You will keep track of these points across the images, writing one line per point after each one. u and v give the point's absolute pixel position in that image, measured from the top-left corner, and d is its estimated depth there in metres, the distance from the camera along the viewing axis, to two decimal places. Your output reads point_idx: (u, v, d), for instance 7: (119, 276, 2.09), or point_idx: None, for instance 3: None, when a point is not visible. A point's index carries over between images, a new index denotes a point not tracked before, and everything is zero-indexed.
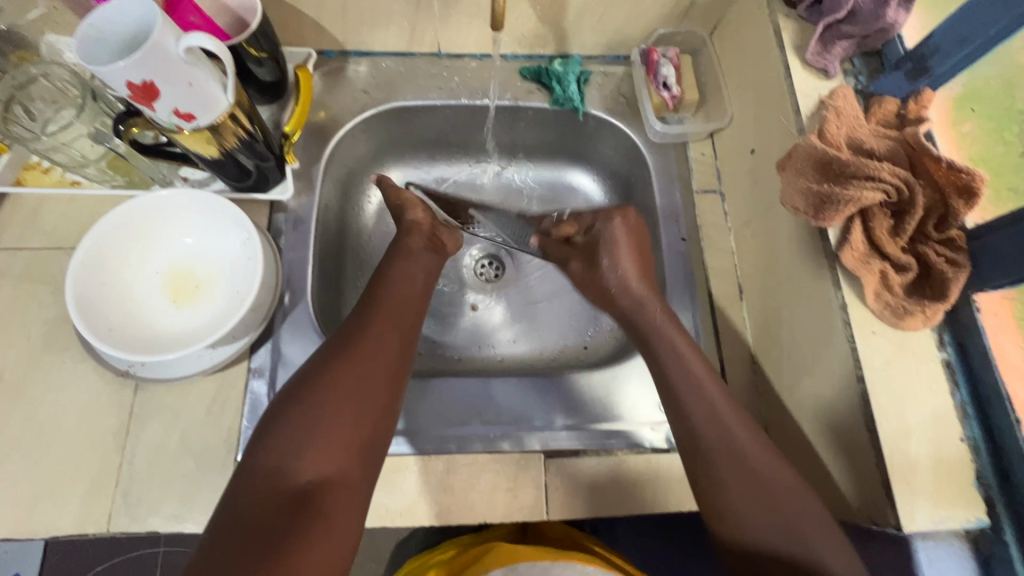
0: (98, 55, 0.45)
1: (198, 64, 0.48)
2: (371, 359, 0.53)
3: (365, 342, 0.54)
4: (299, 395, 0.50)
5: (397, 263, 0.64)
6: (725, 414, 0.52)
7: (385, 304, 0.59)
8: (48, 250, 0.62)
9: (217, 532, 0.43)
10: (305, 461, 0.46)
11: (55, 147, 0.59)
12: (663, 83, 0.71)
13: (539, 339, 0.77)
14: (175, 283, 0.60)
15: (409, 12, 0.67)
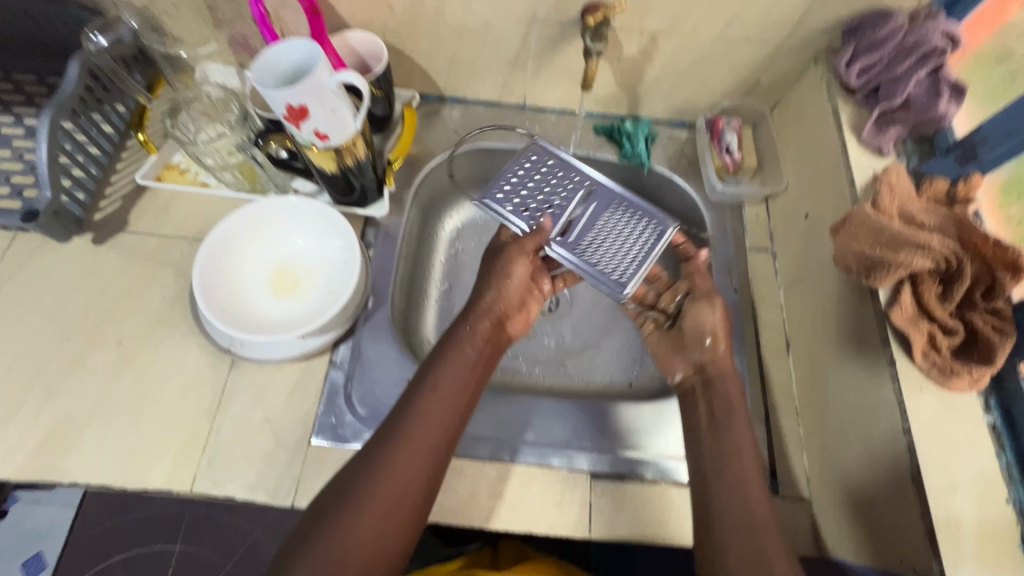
0: (266, 80, 0.56)
1: (342, 96, 0.58)
2: (394, 490, 0.50)
3: (396, 466, 0.51)
4: (319, 525, 0.48)
5: (440, 373, 0.58)
6: (735, 464, 0.56)
7: (416, 421, 0.54)
8: (174, 238, 0.71)
9: None
10: None
11: (207, 152, 0.69)
12: (725, 148, 0.78)
13: (587, 371, 0.82)
14: (279, 278, 0.67)
15: (505, 69, 0.78)
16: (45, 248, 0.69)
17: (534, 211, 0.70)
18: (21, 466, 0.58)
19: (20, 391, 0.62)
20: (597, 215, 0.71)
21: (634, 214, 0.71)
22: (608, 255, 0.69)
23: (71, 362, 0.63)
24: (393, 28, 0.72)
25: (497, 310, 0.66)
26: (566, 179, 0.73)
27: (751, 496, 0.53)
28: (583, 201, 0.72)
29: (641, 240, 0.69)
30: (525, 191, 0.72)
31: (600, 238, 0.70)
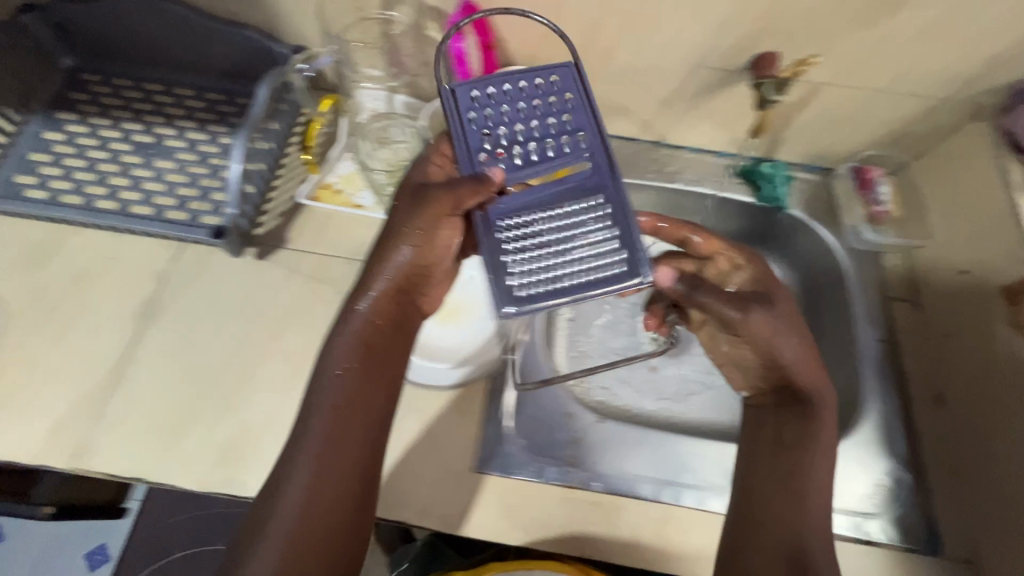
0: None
1: None
2: (340, 484, 0.49)
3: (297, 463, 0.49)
4: (262, 524, 0.47)
5: (330, 347, 0.54)
6: (795, 503, 0.54)
7: (313, 410, 0.51)
8: (332, 258, 0.73)
9: None
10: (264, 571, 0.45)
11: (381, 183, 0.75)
12: (876, 199, 0.79)
13: (711, 408, 0.82)
14: (441, 304, 0.70)
15: (653, 109, 0.79)
16: (214, 262, 0.72)
17: (492, 155, 0.52)
18: (199, 477, 0.60)
19: (194, 403, 0.63)
20: (559, 198, 0.51)
21: (621, 217, 0.51)
22: (528, 256, 0.50)
23: (243, 376, 0.65)
24: (555, 66, 0.74)
25: (408, 270, 0.56)
26: (562, 125, 0.53)
27: (813, 514, 0.54)
28: (613, 182, 0.51)
29: (577, 248, 0.50)
30: (517, 141, 0.52)
31: (537, 230, 0.51)
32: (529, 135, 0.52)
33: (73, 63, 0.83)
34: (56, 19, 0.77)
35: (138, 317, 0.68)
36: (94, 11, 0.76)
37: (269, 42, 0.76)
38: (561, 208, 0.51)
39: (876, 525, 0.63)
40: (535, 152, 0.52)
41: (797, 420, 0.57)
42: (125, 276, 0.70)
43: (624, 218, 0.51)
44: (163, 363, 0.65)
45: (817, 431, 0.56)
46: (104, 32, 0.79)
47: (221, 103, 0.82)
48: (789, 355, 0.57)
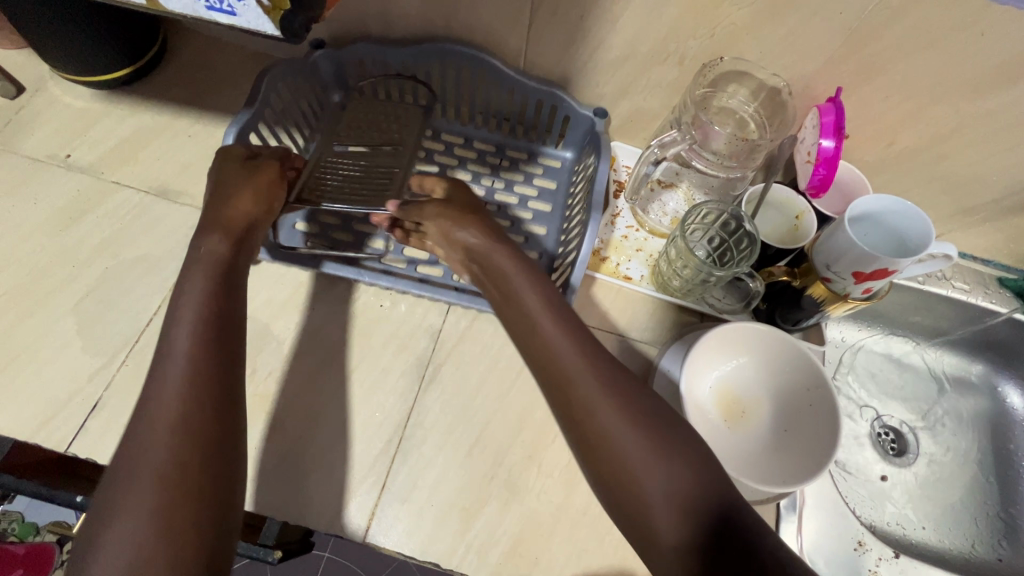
0: (837, 238, 0.55)
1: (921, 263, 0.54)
2: (179, 462, 0.41)
3: (143, 427, 0.42)
4: (119, 484, 0.40)
5: (185, 285, 0.51)
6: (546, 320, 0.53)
7: (166, 360, 0.45)
8: (602, 333, 0.70)
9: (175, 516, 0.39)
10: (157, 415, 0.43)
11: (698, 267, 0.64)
12: None
13: (944, 531, 0.79)
14: (726, 405, 0.65)
15: (942, 215, 0.74)
16: (485, 322, 0.68)
17: (367, 136, 0.76)
18: (493, 569, 0.56)
19: (479, 482, 0.60)
20: (382, 167, 0.73)
21: (372, 166, 0.73)
22: (338, 188, 0.70)
23: (528, 458, 0.61)
24: (866, 161, 0.69)
25: (250, 215, 0.59)
26: (388, 114, 0.77)
27: (597, 411, 0.47)
28: (387, 150, 0.75)
29: (361, 188, 0.71)
30: (382, 128, 0.76)
31: (358, 177, 0.72)
32: (394, 127, 0.77)
33: (339, 98, 0.78)
34: (345, 57, 0.73)
35: (415, 376, 0.64)
36: (394, 54, 0.71)
37: (572, 102, 0.71)
38: (366, 163, 0.73)
39: None
40: (363, 133, 0.76)
41: (497, 280, 0.58)
42: (399, 329, 0.66)
43: (387, 170, 0.73)
44: (446, 433, 0.62)
45: (523, 297, 0.55)
46: (388, 71, 0.75)
47: (492, 155, 0.79)
48: (485, 245, 0.59)
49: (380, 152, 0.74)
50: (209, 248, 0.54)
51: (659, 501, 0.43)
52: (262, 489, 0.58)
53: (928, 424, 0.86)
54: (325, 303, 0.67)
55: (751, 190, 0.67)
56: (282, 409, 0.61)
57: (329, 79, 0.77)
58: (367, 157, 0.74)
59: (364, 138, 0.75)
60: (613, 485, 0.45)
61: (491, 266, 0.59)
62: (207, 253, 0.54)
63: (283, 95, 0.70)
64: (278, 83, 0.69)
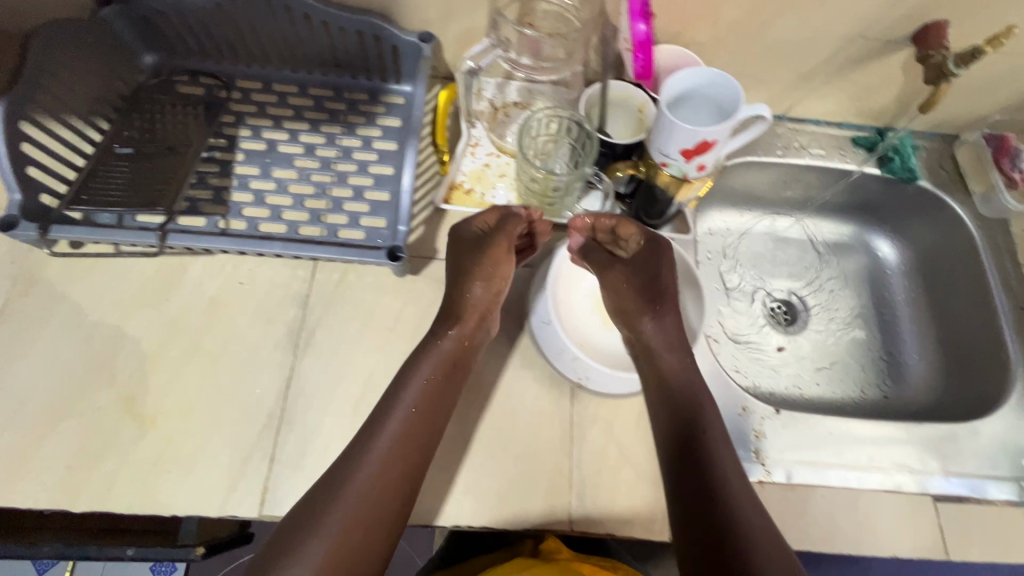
0: (663, 117, 0.54)
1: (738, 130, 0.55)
2: (359, 526, 0.49)
3: (349, 485, 0.51)
4: (310, 523, 0.49)
5: (418, 366, 0.58)
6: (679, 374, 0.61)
7: (380, 437, 0.54)
8: None
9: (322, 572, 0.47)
10: (354, 483, 0.51)
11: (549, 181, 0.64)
12: (1016, 167, 0.77)
13: (833, 383, 0.85)
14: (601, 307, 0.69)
15: (789, 83, 0.75)
16: (357, 276, 0.67)
17: (157, 131, 0.70)
18: None
19: None
20: (171, 162, 0.69)
21: (157, 164, 0.68)
22: (120, 191, 0.65)
23: None
24: (702, 42, 0.68)
25: (483, 305, 0.62)
26: (177, 105, 0.73)
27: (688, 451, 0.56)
28: (170, 147, 0.69)
29: (147, 189, 0.66)
30: (169, 120, 0.71)
31: (145, 176, 0.67)
32: (182, 118, 0.72)
33: (152, 61, 0.74)
34: (138, 9, 0.66)
35: (289, 345, 0.62)
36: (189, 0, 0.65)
37: (393, 27, 0.67)
38: (154, 161, 0.68)
39: None
40: (150, 127, 0.70)
41: (650, 361, 0.63)
42: (264, 303, 0.64)
43: (173, 166, 0.68)
44: (329, 395, 0.61)
45: (659, 361, 0.62)
46: (191, 22, 0.69)
47: (330, 100, 0.76)
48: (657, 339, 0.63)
49: (169, 149, 0.69)
50: (456, 345, 0.60)
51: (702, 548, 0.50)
52: (139, 490, 0.55)
53: (813, 290, 0.91)
54: (179, 290, 0.64)
55: (590, 90, 0.66)
56: (150, 408, 0.58)
57: (131, 39, 0.70)
58: (153, 153, 0.69)
59: (153, 134, 0.70)
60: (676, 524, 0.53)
61: (653, 361, 0.63)
62: (434, 350, 0.59)
63: (70, 61, 0.63)
64: (58, 44, 0.61)
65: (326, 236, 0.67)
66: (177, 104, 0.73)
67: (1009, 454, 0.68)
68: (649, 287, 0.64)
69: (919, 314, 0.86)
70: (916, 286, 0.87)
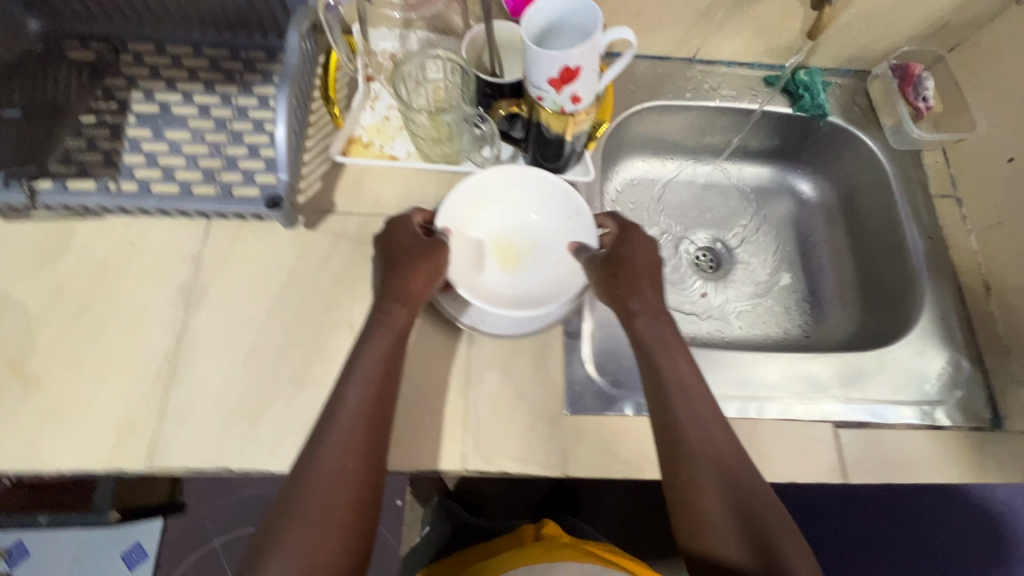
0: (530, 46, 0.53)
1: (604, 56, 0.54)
2: (342, 508, 0.48)
3: (318, 475, 0.48)
4: (284, 520, 0.47)
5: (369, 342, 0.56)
6: (657, 346, 0.57)
7: (340, 416, 0.51)
8: (376, 217, 0.69)
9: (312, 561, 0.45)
10: (322, 468, 0.49)
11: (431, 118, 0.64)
12: (920, 96, 0.76)
13: (756, 327, 0.84)
14: (501, 251, 0.69)
15: (690, 21, 0.75)
16: (252, 233, 0.66)
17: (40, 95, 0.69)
18: (288, 459, 0.57)
19: (263, 384, 0.60)
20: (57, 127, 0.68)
21: (38, 128, 0.66)
22: None
23: (310, 351, 0.62)
24: None
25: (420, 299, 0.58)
26: (63, 69, 0.71)
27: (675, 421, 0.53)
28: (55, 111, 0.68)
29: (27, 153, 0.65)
30: (56, 85, 0.70)
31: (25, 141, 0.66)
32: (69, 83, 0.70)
33: (37, 27, 0.72)
34: None
35: (180, 304, 0.62)
36: None
37: None
38: (35, 125, 0.67)
39: (939, 411, 0.67)
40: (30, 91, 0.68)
41: (655, 339, 0.58)
42: (154, 264, 0.64)
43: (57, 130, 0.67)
44: (219, 351, 0.61)
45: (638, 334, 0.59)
46: None
47: (225, 59, 0.74)
48: (639, 303, 0.59)
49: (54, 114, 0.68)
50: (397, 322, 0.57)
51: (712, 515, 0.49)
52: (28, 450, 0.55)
53: (737, 236, 0.90)
54: (68, 254, 0.63)
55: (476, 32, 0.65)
56: (38, 370, 0.58)
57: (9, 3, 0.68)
58: (35, 117, 0.67)
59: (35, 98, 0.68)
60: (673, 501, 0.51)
61: (630, 327, 0.59)
62: (390, 324, 0.57)
63: None
64: None
65: (217, 194, 0.66)
66: (63, 69, 0.71)
67: (911, 379, 0.69)
68: (628, 258, 0.61)
69: (840, 253, 0.86)
70: (837, 226, 0.87)
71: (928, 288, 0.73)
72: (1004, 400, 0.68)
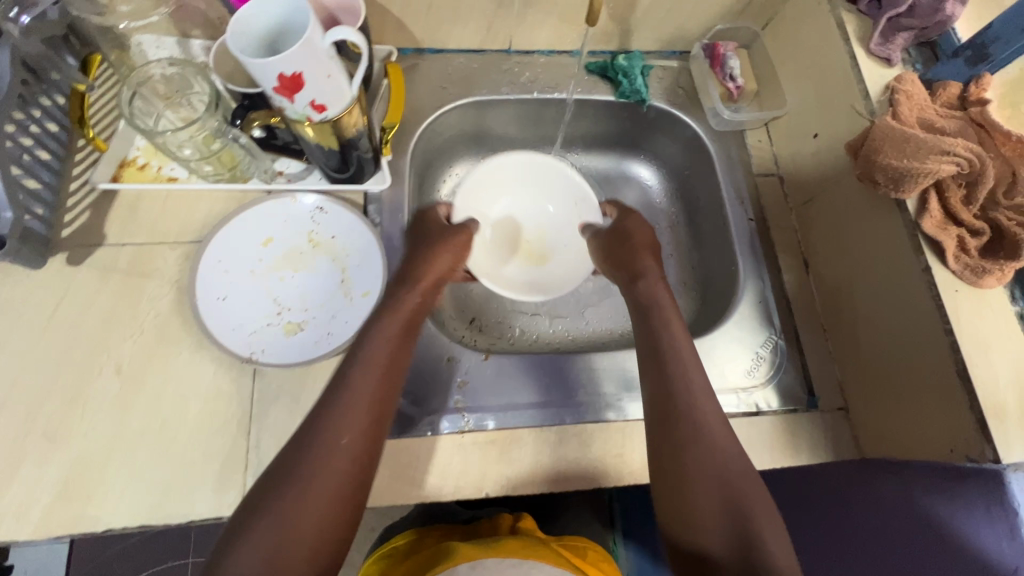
0: (245, 47, 0.48)
1: (335, 58, 0.51)
2: (330, 504, 0.46)
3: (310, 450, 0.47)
4: (276, 485, 0.46)
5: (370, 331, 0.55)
6: (648, 301, 0.64)
7: (335, 403, 0.50)
8: (153, 245, 0.63)
9: (279, 547, 0.43)
10: (317, 451, 0.47)
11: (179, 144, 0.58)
12: (729, 75, 0.77)
13: (604, 320, 0.83)
14: (289, 260, 0.64)
15: (490, 10, 0.71)
16: (4, 274, 0.59)
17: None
18: (39, 524, 0.52)
19: (14, 443, 0.54)
20: None
21: None
22: None
23: (69, 401, 0.56)
24: None
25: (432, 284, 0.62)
26: None
27: (695, 386, 0.56)
28: None
29: None
30: None
31: None
32: None
33: None
34: None
35: None
36: None
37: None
38: None
39: (760, 396, 0.66)
40: None
41: (652, 303, 0.64)
42: None
43: None
44: None
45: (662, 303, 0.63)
46: None
47: None
48: (646, 266, 0.67)
49: None
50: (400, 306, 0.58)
51: (708, 504, 0.49)
52: None
53: None
54: None
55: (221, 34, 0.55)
56: None
57: None
58: None
59: None
60: (666, 481, 0.51)
61: (631, 291, 0.66)
62: (401, 309, 0.58)
63: None
64: None
65: None
66: None
67: (734, 365, 0.67)
68: (622, 236, 0.71)
69: (682, 238, 0.85)
70: (678, 211, 0.86)
71: (748, 271, 0.72)
72: (819, 380, 0.67)
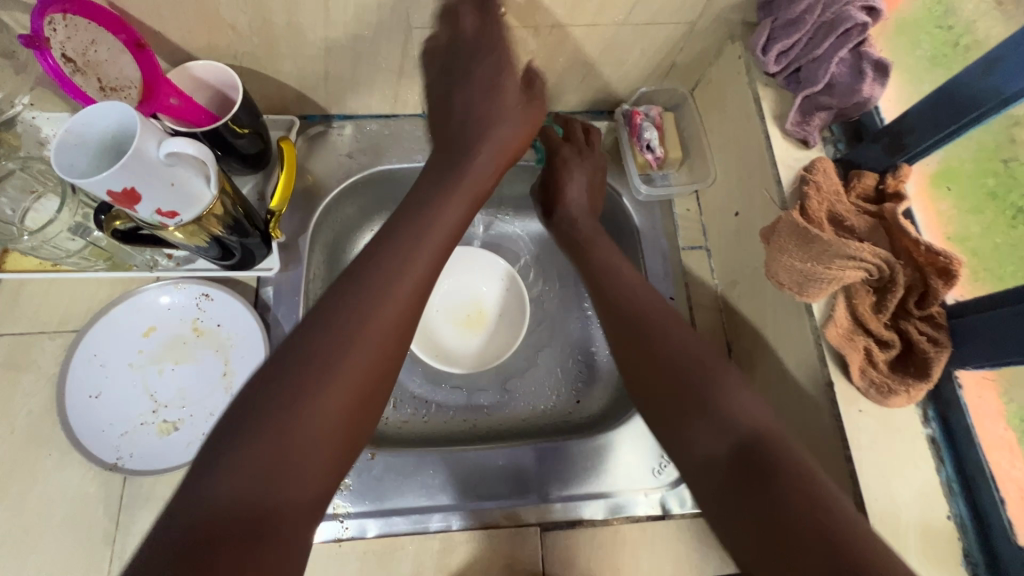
0: (75, 161, 0.45)
1: (180, 166, 0.48)
2: (350, 401, 0.42)
3: (329, 372, 0.42)
4: (279, 378, 0.41)
5: (430, 214, 0.53)
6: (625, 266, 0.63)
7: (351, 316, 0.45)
8: (30, 336, 0.61)
9: (279, 407, 0.39)
10: (323, 378, 0.41)
11: (36, 244, 0.56)
12: (646, 145, 0.71)
13: (530, 394, 0.77)
14: (172, 353, 0.62)
15: (392, 80, 0.67)
16: None
17: None
18: None
19: None
20: None
21: None
22: None
23: None
24: (245, 52, 0.60)
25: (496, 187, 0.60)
26: None
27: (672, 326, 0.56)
28: None
29: None
30: None
31: None
32: None
33: None
34: None
35: None
36: None
37: None
38: None
39: (670, 498, 0.61)
40: None
41: (600, 250, 0.66)
42: None
43: None
44: None
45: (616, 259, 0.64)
46: None
47: None
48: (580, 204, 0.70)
49: None
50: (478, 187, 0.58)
51: (709, 430, 0.47)
52: None
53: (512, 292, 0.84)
54: None
55: None
56: None
57: None
58: None
59: None
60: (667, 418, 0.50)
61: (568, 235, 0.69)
62: (469, 187, 0.56)
63: None
64: None
65: None
66: None
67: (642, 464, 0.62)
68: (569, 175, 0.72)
69: None
70: None
71: None
72: None
